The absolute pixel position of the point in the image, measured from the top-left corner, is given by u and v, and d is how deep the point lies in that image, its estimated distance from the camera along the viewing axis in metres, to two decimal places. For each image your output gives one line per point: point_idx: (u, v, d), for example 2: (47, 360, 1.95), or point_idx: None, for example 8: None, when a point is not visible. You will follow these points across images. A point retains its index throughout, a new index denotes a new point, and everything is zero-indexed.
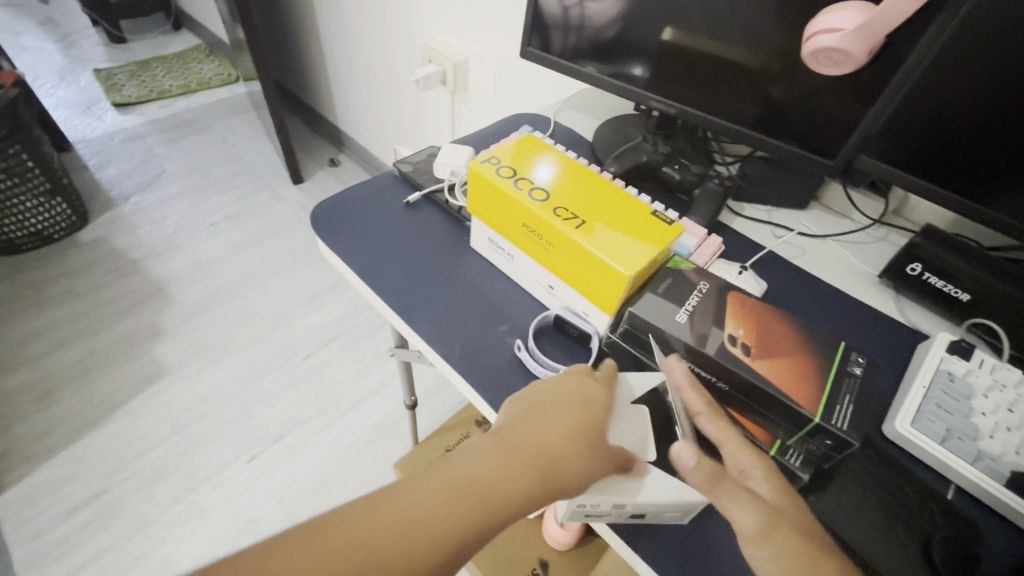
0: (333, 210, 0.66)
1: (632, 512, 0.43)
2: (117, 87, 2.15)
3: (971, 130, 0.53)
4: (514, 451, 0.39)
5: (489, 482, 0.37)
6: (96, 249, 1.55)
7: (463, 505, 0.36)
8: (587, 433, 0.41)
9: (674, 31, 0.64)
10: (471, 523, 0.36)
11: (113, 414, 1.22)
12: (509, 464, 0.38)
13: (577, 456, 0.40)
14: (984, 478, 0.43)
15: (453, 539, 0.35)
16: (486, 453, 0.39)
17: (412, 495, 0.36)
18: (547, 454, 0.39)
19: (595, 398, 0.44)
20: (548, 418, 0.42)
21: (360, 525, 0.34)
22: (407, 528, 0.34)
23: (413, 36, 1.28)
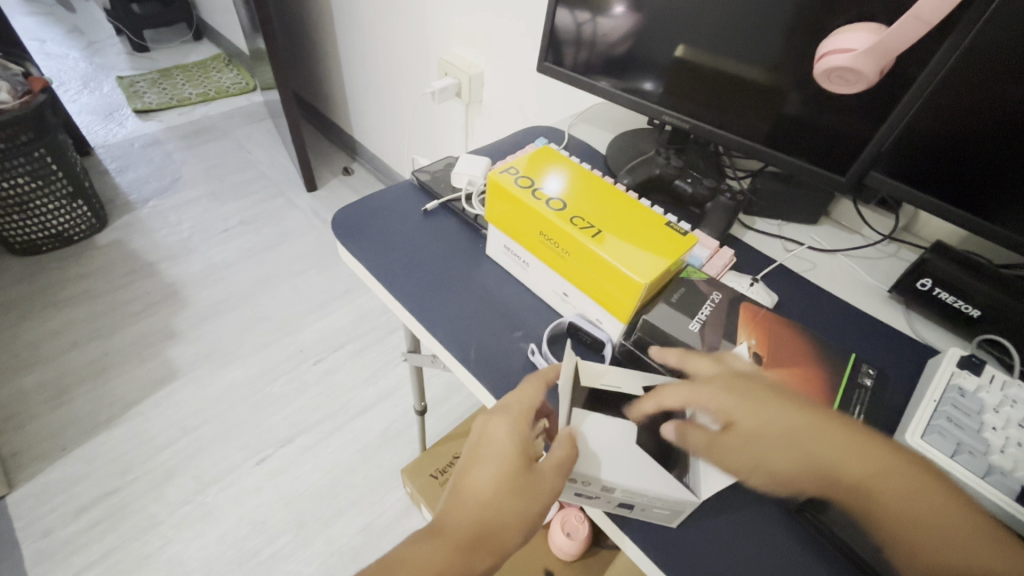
0: (351, 216, 0.68)
1: (621, 501, 0.43)
2: (138, 94, 2.21)
3: (985, 148, 0.53)
4: (446, 532, 0.41)
5: (428, 568, 0.39)
6: (114, 252, 1.58)
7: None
8: (509, 477, 0.42)
9: (686, 48, 0.66)
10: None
11: (125, 414, 1.23)
12: (443, 545, 0.40)
13: (507, 500, 0.41)
14: (995, 492, 0.43)
15: None
16: (424, 541, 0.41)
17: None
18: (478, 520, 0.41)
19: (511, 433, 0.43)
20: (472, 480, 0.42)
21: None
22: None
23: (430, 49, 1.31)
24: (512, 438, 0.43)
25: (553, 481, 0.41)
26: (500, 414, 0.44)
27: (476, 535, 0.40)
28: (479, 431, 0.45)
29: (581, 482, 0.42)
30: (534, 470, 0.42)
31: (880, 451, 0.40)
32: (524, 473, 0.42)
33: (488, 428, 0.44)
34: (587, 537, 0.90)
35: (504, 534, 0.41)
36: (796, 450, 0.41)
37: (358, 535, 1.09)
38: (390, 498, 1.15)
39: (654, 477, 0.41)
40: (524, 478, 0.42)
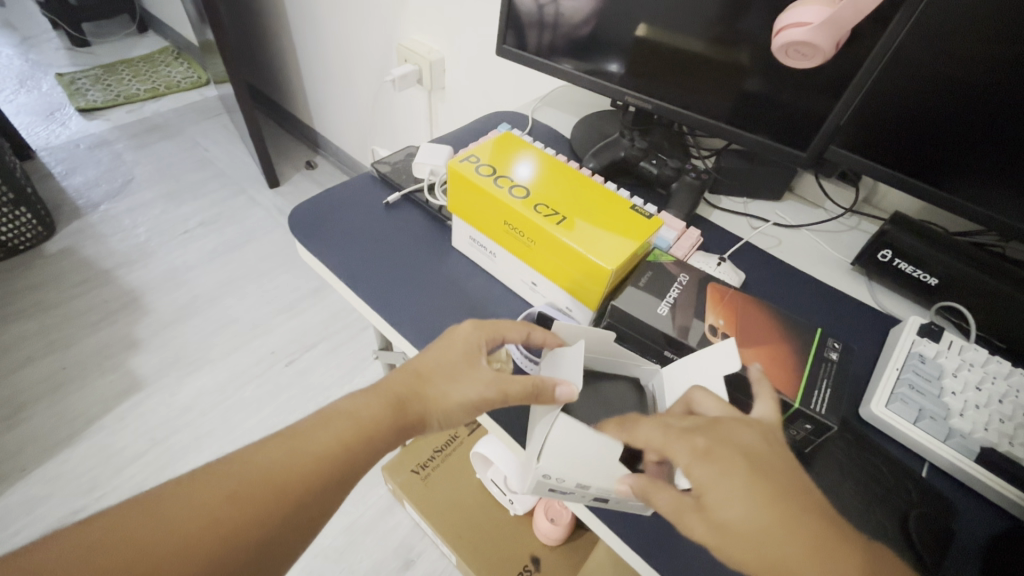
0: (309, 212, 0.65)
1: (595, 495, 0.42)
2: (80, 92, 2.08)
3: (936, 119, 0.54)
4: (383, 389, 0.45)
5: (358, 413, 0.43)
6: (65, 260, 1.50)
7: (340, 431, 0.42)
8: (456, 365, 0.45)
9: (648, 27, 0.64)
10: (352, 446, 0.41)
11: (88, 430, 1.18)
12: (377, 399, 0.44)
13: (447, 385, 0.44)
14: (955, 455, 0.45)
15: (335, 459, 0.41)
16: (358, 393, 0.44)
17: (299, 431, 0.41)
18: (414, 389, 0.45)
19: (475, 332, 0.47)
20: (422, 361, 0.46)
21: (257, 458, 0.40)
22: (298, 453, 0.40)
23: (388, 35, 1.26)
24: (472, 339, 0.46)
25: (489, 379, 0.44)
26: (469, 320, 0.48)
27: (409, 402, 0.44)
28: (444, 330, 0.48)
29: (556, 479, 0.40)
30: (477, 367, 0.45)
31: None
32: (468, 366, 0.45)
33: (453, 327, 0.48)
34: (571, 521, 0.91)
35: (435, 406, 0.44)
36: (756, 549, 0.34)
37: (340, 536, 1.07)
38: (372, 495, 1.13)
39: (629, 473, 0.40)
40: (468, 368, 0.45)
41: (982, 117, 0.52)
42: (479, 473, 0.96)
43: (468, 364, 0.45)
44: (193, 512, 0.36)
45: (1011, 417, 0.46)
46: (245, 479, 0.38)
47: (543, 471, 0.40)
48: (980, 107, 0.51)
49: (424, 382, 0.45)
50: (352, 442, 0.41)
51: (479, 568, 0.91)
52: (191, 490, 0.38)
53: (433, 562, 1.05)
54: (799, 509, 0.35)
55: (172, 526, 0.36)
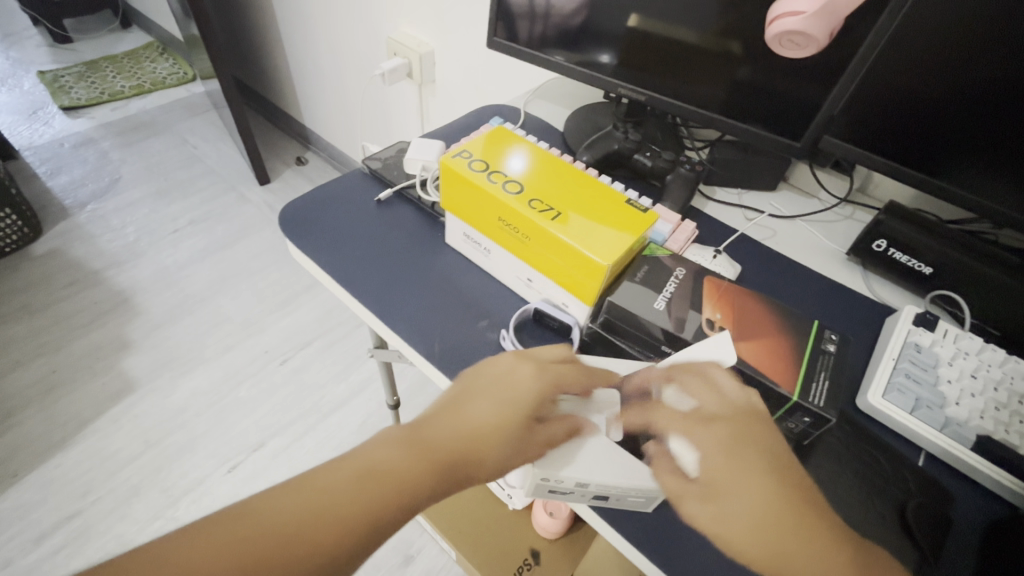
0: (301, 211, 0.64)
1: (595, 493, 0.43)
2: (64, 89, 2.04)
3: (930, 107, 0.54)
4: (430, 438, 0.39)
5: (399, 471, 0.37)
6: (52, 262, 1.48)
7: (374, 493, 0.36)
8: (514, 421, 0.40)
9: (639, 17, 0.64)
10: (385, 511, 0.36)
11: (81, 433, 1.17)
12: (424, 452, 0.38)
13: (502, 442, 0.40)
14: (951, 443, 0.45)
15: (368, 526, 0.35)
16: (400, 441, 0.38)
17: (324, 488, 0.35)
18: (465, 443, 0.39)
19: (539, 382, 0.42)
20: (478, 407, 0.40)
21: (269, 522, 0.33)
22: (321, 517, 0.34)
23: (376, 27, 1.24)
24: (536, 391, 0.42)
25: (542, 446, 0.42)
26: (529, 361, 0.43)
27: (457, 458, 0.38)
28: (498, 366, 0.43)
29: (554, 480, 0.42)
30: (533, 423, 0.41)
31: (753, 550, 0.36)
32: (525, 421, 0.41)
33: (512, 367, 0.43)
34: (569, 514, 0.91)
35: (484, 466, 0.39)
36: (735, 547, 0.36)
37: None
38: None
39: (623, 467, 0.42)
40: (526, 429, 0.41)
41: (976, 105, 0.51)
42: None
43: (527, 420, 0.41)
44: None
45: (1007, 404, 0.47)
46: (255, 552, 0.32)
47: (541, 473, 0.41)
48: (974, 94, 0.51)
49: (476, 434, 0.39)
50: (386, 509, 0.36)
51: (479, 563, 0.92)
52: (192, 551, 0.31)
53: (433, 558, 1.05)
54: (778, 513, 0.36)
55: None
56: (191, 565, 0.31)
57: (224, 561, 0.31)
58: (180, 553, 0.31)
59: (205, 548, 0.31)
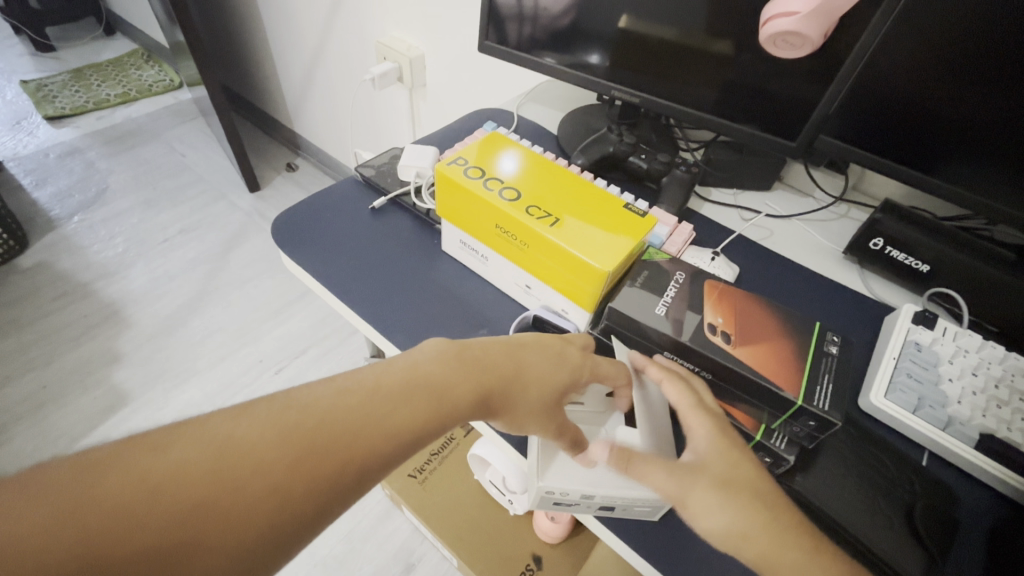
0: (294, 221, 0.63)
1: (602, 504, 0.42)
2: (48, 99, 2.01)
3: (925, 103, 0.54)
4: (473, 364, 0.40)
5: (444, 386, 0.38)
6: (39, 275, 1.46)
7: (418, 403, 0.37)
8: (552, 391, 0.42)
9: (631, 18, 0.63)
10: (424, 425, 0.37)
11: (73, 448, 1.15)
12: (470, 377, 0.39)
13: (537, 402, 0.41)
14: (955, 442, 0.45)
15: (408, 433, 0.36)
16: (448, 359, 0.40)
17: (373, 392, 0.37)
18: (504, 378, 0.41)
19: (576, 363, 0.43)
20: (521, 358, 0.42)
21: (318, 413, 0.35)
22: (367, 417, 0.35)
23: (365, 32, 1.24)
24: (571, 369, 0.43)
25: (559, 423, 0.42)
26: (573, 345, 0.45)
27: (498, 391, 0.40)
28: (548, 339, 0.45)
29: (559, 492, 0.42)
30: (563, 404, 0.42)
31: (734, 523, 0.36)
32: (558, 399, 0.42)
33: (561, 346, 0.44)
34: (571, 519, 0.91)
35: (515, 407, 0.41)
36: (715, 523, 0.36)
37: (340, 544, 1.06)
38: (370, 502, 1.12)
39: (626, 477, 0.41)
40: (552, 402, 0.42)
41: (973, 102, 0.51)
42: (477, 474, 0.95)
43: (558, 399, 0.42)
44: (252, 460, 0.31)
45: (1008, 401, 0.47)
46: (306, 435, 0.33)
47: (547, 487, 0.41)
48: (969, 91, 0.51)
49: (516, 378, 0.41)
50: (427, 422, 0.37)
51: (481, 569, 0.91)
52: (245, 428, 0.33)
53: (435, 566, 1.04)
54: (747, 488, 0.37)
55: (224, 469, 0.31)
56: (246, 440, 0.32)
57: (280, 440, 0.33)
58: (242, 425, 0.33)
59: (264, 423, 0.33)
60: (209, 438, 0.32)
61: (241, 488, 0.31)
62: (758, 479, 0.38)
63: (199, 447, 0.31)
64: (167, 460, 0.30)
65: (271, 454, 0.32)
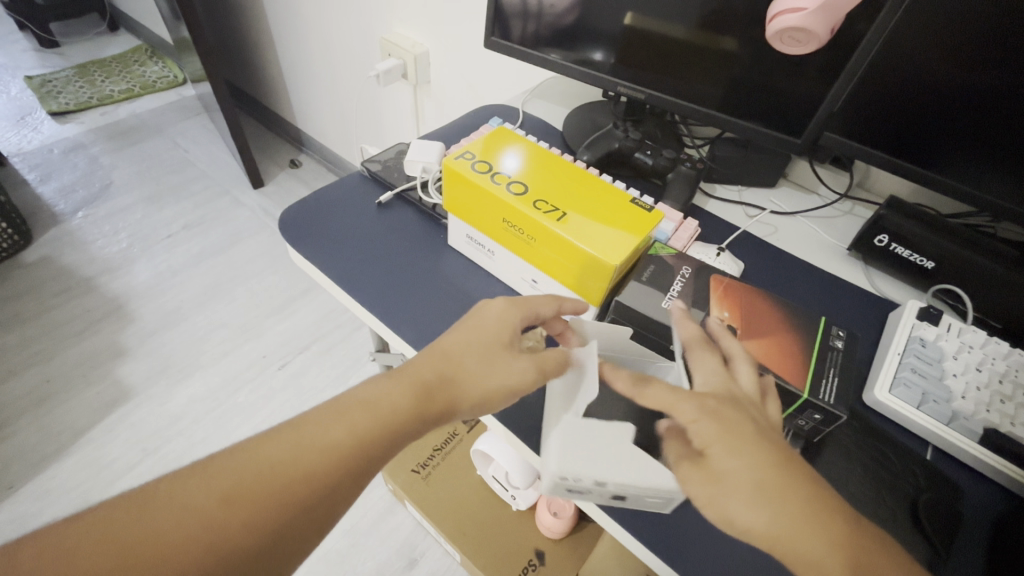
0: (300, 215, 0.64)
1: (614, 493, 0.42)
2: (51, 94, 2.02)
3: (931, 102, 0.54)
4: (407, 375, 0.42)
5: (379, 406, 0.40)
6: (43, 270, 1.46)
7: (353, 423, 0.39)
8: (485, 343, 0.44)
9: (636, 16, 0.63)
10: (362, 441, 0.39)
11: (77, 443, 1.15)
12: (402, 390, 0.41)
13: (476, 364, 0.43)
14: (959, 437, 0.45)
15: (350, 456, 0.38)
16: (383, 381, 0.42)
17: (308, 424, 0.39)
18: (441, 374, 0.42)
19: (502, 311, 0.45)
20: (450, 345, 0.44)
21: (259, 456, 0.37)
22: (303, 449, 0.38)
23: (370, 29, 1.24)
24: (502, 320, 0.45)
25: (524, 365, 0.43)
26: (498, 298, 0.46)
27: (435, 386, 0.42)
28: (473, 307, 0.47)
29: (573, 479, 0.41)
30: (512, 346, 0.44)
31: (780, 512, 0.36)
32: (503, 346, 0.44)
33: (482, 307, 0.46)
34: (574, 514, 0.91)
35: (462, 390, 0.42)
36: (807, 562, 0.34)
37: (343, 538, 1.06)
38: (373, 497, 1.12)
39: (643, 467, 0.40)
40: (496, 348, 0.44)
41: (979, 101, 0.51)
42: (481, 470, 0.95)
43: (503, 345, 0.44)
44: (194, 511, 0.34)
45: (1012, 396, 0.47)
46: (245, 479, 0.36)
47: (560, 472, 0.40)
48: (976, 88, 0.51)
49: (448, 363, 0.43)
50: (365, 441, 0.39)
51: (484, 564, 0.91)
52: (188, 485, 0.36)
53: (438, 560, 1.04)
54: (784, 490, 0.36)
55: (169, 523, 0.34)
56: (186, 491, 0.35)
57: (221, 486, 0.36)
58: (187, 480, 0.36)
59: (207, 476, 0.36)
60: (161, 493, 0.35)
61: (184, 534, 0.34)
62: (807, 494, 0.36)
63: (146, 508, 0.34)
64: (118, 522, 0.34)
65: (214, 499, 0.35)
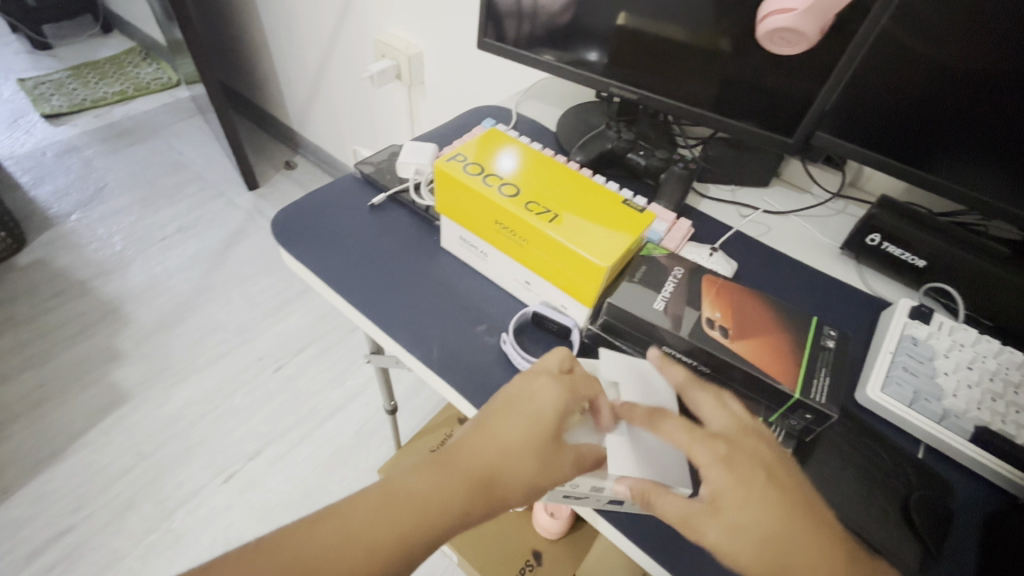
0: (293, 218, 0.63)
1: (610, 496, 0.43)
2: (44, 97, 2.01)
3: (924, 101, 0.54)
4: (453, 466, 0.39)
5: (425, 500, 0.38)
6: (37, 273, 1.45)
7: (398, 521, 0.37)
8: (539, 439, 0.40)
9: (629, 15, 0.63)
10: (407, 539, 0.37)
11: (72, 447, 1.15)
12: (449, 482, 0.38)
13: (528, 461, 0.40)
14: (950, 435, 0.46)
15: (394, 558, 0.36)
16: (428, 469, 0.39)
17: (352, 513, 0.37)
18: (487, 467, 0.39)
19: (556, 399, 0.41)
20: (497, 428, 0.41)
21: (302, 548, 0.35)
22: (347, 546, 0.35)
23: (364, 30, 1.24)
24: (555, 407, 0.41)
25: (570, 464, 0.40)
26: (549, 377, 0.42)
27: (483, 481, 0.39)
28: (521, 382, 0.43)
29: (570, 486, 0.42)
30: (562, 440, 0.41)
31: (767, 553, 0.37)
32: (555, 441, 0.40)
33: (535, 387, 0.42)
34: (570, 514, 0.91)
35: (509, 490, 0.39)
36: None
37: None
38: None
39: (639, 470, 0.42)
40: (549, 445, 0.40)
41: (971, 101, 0.52)
42: None
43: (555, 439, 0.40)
44: None
45: (1002, 394, 0.47)
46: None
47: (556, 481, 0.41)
48: (967, 88, 0.51)
49: (499, 454, 0.40)
50: (408, 542, 0.36)
51: (481, 566, 0.92)
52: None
53: (434, 562, 1.04)
54: (766, 524, 0.37)
55: None
56: None
57: None
58: (220, 571, 0.34)
59: (238, 573, 0.34)
60: None
61: None
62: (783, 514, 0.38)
63: None
64: None
65: None
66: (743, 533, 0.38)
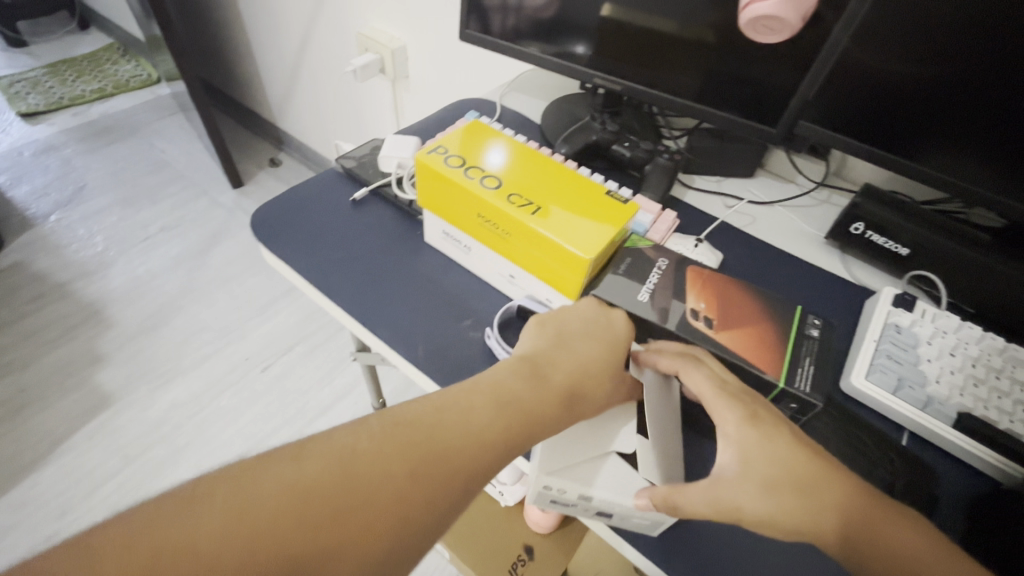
0: (273, 214, 0.62)
1: (598, 509, 0.42)
2: (20, 96, 1.96)
3: (906, 87, 0.54)
4: (546, 374, 0.42)
5: (529, 400, 0.40)
6: (15, 275, 1.42)
7: (508, 415, 0.38)
8: (615, 357, 0.44)
9: (613, 6, 0.63)
10: (518, 435, 0.38)
11: (55, 451, 1.13)
12: (546, 388, 0.41)
13: (605, 376, 0.43)
14: (934, 421, 0.46)
15: (504, 450, 0.38)
16: (526, 375, 0.41)
17: (465, 408, 0.38)
18: (575, 380, 0.42)
19: (624, 327, 0.45)
20: (577, 345, 0.44)
21: (427, 427, 0.36)
22: (466, 435, 0.37)
23: (346, 24, 1.22)
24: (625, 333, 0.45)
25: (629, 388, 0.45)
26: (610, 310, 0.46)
27: (573, 391, 0.42)
28: (591, 308, 0.46)
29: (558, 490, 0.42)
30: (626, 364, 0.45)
31: (800, 506, 0.37)
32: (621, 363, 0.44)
33: (605, 315, 0.46)
34: None
35: (591, 401, 0.42)
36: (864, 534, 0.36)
37: None
38: None
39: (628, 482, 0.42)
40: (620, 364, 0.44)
41: (952, 86, 0.51)
42: None
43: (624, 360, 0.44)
44: (366, 478, 0.33)
45: (984, 380, 0.47)
46: (413, 451, 0.35)
47: (546, 481, 0.42)
48: (949, 73, 0.51)
49: (584, 367, 0.43)
50: (518, 435, 0.38)
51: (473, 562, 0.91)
52: (362, 446, 0.34)
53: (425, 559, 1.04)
54: (798, 475, 0.37)
55: (343, 490, 0.32)
56: (356, 452, 0.34)
57: (390, 452, 0.34)
58: (356, 442, 0.35)
59: (368, 447, 0.34)
60: (326, 461, 0.33)
61: (362, 505, 0.32)
62: (809, 465, 0.38)
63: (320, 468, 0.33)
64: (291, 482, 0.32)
65: (390, 472, 0.34)
66: (773, 492, 0.37)
